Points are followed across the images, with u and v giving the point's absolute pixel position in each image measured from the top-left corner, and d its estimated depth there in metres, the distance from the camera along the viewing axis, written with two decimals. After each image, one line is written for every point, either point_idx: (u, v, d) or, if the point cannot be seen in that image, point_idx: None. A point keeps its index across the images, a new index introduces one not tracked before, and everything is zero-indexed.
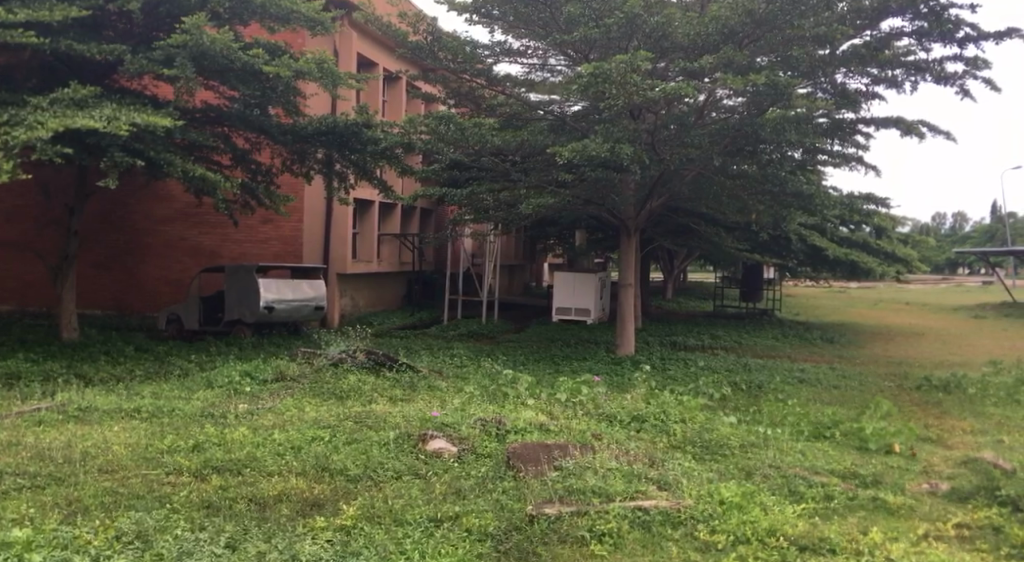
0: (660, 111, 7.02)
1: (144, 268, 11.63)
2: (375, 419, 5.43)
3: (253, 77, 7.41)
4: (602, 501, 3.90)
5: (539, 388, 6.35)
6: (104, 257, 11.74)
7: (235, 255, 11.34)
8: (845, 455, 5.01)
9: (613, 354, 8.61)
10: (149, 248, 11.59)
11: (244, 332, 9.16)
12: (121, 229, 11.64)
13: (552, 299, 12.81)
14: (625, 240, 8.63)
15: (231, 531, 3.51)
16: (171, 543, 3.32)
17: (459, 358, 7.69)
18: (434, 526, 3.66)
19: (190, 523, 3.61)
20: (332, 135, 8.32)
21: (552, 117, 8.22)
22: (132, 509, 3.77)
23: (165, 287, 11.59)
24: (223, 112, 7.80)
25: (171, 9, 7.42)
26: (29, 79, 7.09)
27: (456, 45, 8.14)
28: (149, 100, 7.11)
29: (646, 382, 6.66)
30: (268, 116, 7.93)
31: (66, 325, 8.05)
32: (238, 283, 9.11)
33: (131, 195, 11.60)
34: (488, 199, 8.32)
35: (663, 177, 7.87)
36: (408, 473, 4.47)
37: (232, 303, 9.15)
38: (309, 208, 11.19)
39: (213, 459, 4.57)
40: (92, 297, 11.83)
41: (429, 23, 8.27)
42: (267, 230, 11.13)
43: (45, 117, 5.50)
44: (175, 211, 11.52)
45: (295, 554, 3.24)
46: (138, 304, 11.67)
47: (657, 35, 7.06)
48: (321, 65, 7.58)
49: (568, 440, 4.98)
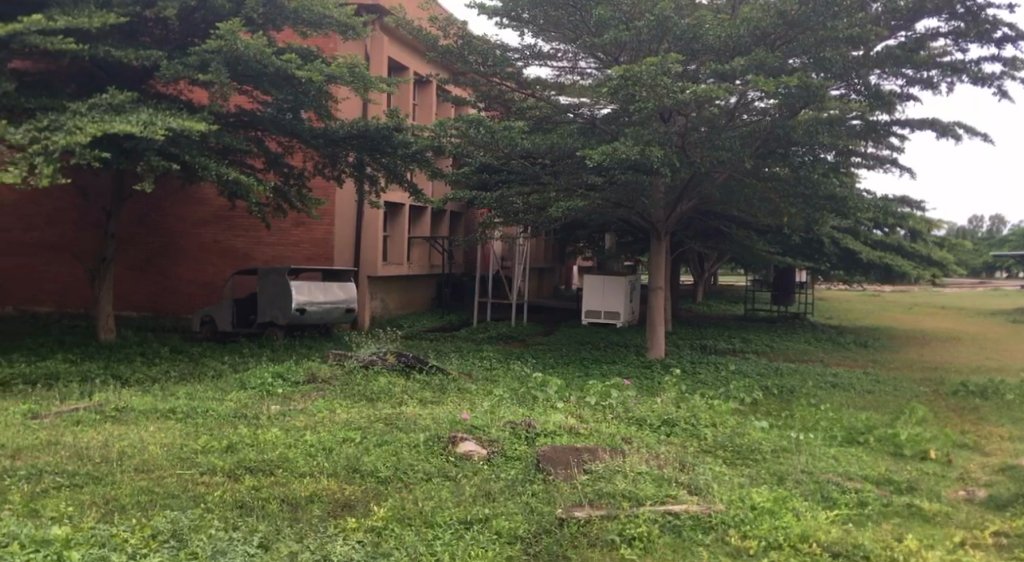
0: (690, 114, 7.00)
1: (178, 271, 11.79)
2: (405, 421, 5.44)
3: (285, 81, 7.46)
4: (632, 505, 3.89)
5: (567, 391, 6.34)
6: (141, 260, 11.91)
7: (268, 257, 11.43)
8: (879, 461, 4.94)
9: (642, 357, 8.59)
10: (182, 251, 11.75)
11: (276, 334, 9.26)
12: (155, 232, 11.82)
13: (581, 302, 12.80)
14: (653, 243, 8.59)
15: (264, 530, 3.55)
16: (206, 542, 3.36)
17: (488, 360, 7.71)
18: (464, 527, 3.68)
19: (225, 522, 3.66)
20: (363, 139, 8.39)
21: (581, 121, 8.19)
22: (167, 509, 3.82)
23: (198, 289, 11.73)
24: (256, 116, 7.88)
25: (206, 14, 7.52)
26: (67, 85, 7.23)
27: (487, 49, 8.31)
28: (185, 105, 7.22)
29: (676, 386, 6.62)
30: (300, 119, 7.98)
31: (104, 326, 8.18)
32: (269, 284, 9.18)
33: (166, 198, 11.78)
34: (517, 202, 8.34)
35: (693, 180, 7.84)
36: (438, 475, 4.49)
37: (264, 304, 9.24)
38: (339, 211, 11.27)
39: (247, 459, 4.62)
40: (129, 300, 12.01)
41: (460, 27, 8.38)
42: (298, 233, 11.22)
43: (84, 123, 5.61)
44: (208, 214, 11.66)
45: (327, 554, 3.26)
46: (171, 306, 11.82)
47: (686, 37, 6.98)
48: (352, 69, 7.64)
49: (598, 444, 4.97)
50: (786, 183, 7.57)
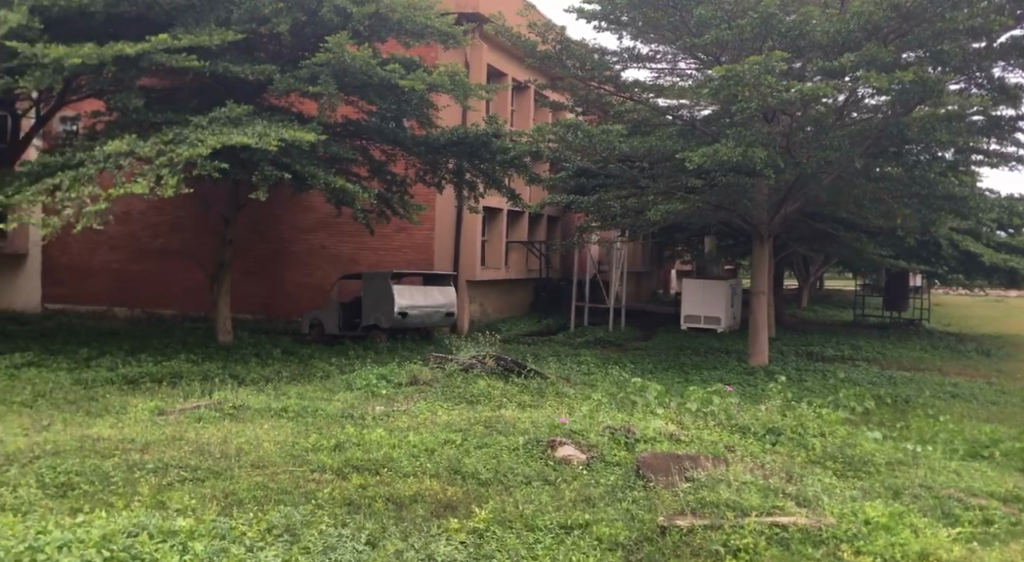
0: (796, 114, 6.79)
1: (288, 275, 12.30)
2: (503, 424, 5.49)
3: (390, 91, 7.71)
4: (737, 515, 3.79)
5: (667, 397, 6.24)
6: (254, 265, 12.48)
7: (372, 262, 11.78)
8: (1007, 477, 4.65)
9: (745, 364, 8.40)
10: (292, 256, 12.25)
11: (379, 336, 9.57)
12: (267, 238, 12.37)
13: (681, 306, 12.61)
14: (756, 247, 8.38)
15: (371, 527, 3.65)
16: (317, 537, 3.47)
17: (586, 365, 7.70)
18: (565, 532, 3.67)
19: (334, 518, 3.78)
20: (463, 145, 8.50)
21: (681, 123, 8.04)
22: (280, 503, 3.98)
23: (307, 293, 12.20)
24: (362, 125, 8.12)
25: (316, 29, 7.90)
26: (190, 99, 7.71)
27: (585, 52, 8.32)
28: (296, 116, 7.53)
29: (781, 393, 6.41)
30: (402, 128, 8.20)
31: (222, 328, 8.62)
32: (374, 290, 9.45)
33: (277, 206, 12.31)
34: (616, 206, 8.28)
35: (799, 181, 7.60)
36: (537, 479, 4.50)
37: (368, 308, 9.53)
38: (439, 216, 11.51)
39: (354, 458, 4.76)
40: (242, 303, 12.61)
41: (558, 32, 8.45)
42: (401, 238, 11.53)
43: (204, 135, 5.95)
44: (316, 221, 12.12)
45: (431, 553, 3.32)
46: (282, 309, 12.34)
47: (792, 35, 6.76)
48: (453, 77, 7.81)
49: (700, 452, 4.87)
50: (900, 183, 7.33)
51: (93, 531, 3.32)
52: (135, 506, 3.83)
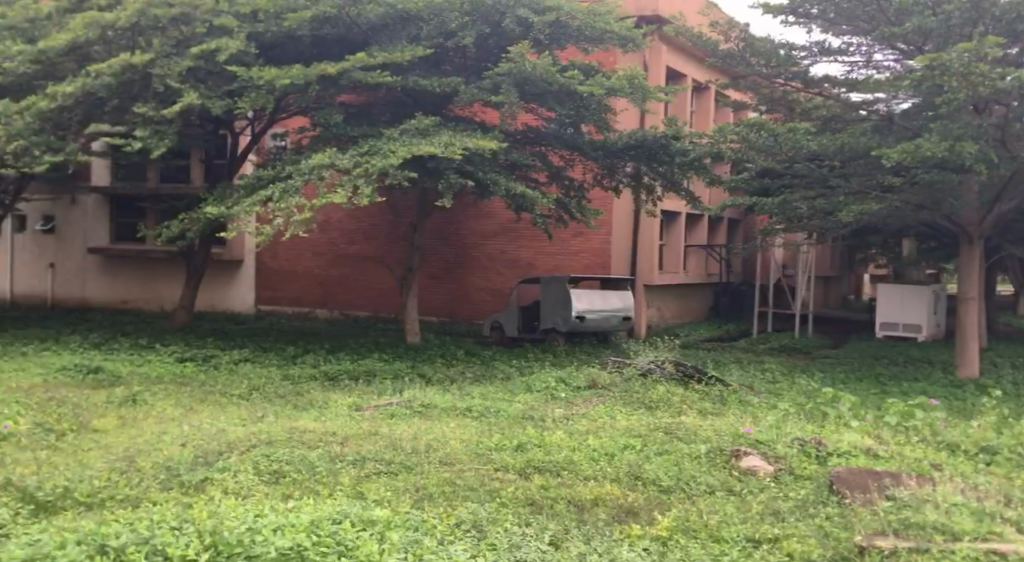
0: (1015, 101, 6.43)
1: (470, 280, 12.92)
2: (684, 432, 5.42)
3: (569, 98, 8.37)
4: (948, 540, 3.43)
5: (863, 409, 5.91)
6: (438, 271, 13.16)
7: (551, 267, 12.21)
8: None
9: (952, 378, 7.83)
10: (474, 262, 12.86)
11: (558, 340, 10.05)
12: (450, 245, 13.05)
13: (876, 313, 12.35)
14: (965, 252, 7.78)
15: (554, 529, 3.70)
16: (502, 535, 3.57)
17: (770, 373, 7.51)
18: (753, 546, 3.52)
19: (517, 518, 3.87)
20: (642, 149, 9.01)
21: (877, 118, 7.70)
22: (466, 501, 4.10)
23: (490, 297, 12.73)
24: (540, 132, 8.79)
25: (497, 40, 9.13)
26: (384, 114, 8.94)
27: (770, 49, 8.23)
28: (480, 125, 8.20)
29: (997, 410, 5.87)
30: (580, 133, 8.78)
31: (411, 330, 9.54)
32: (551, 294, 9.96)
33: (458, 214, 12.98)
34: (803, 207, 8.00)
35: (1017, 176, 7.10)
36: (722, 489, 4.38)
37: (546, 312, 10.06)
38: (617, 221, 11.93)
39: (535, 459, 4.83)
40: (427, 308, 13.35)
41: (742, 29, 8.44)
42: (580, 243, 11.96)
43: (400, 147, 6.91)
44: (497, 228, 12.69)
45: (615, 557, 3.30)
46: (466, 312, 12.99)
47: (1010, 15, 6.54)
48: (630, 81, 8.15)
49: (902, 469, 4.54)
50: None
51: (300, 517, 3.61)
52: (341, 495, 4.13)
